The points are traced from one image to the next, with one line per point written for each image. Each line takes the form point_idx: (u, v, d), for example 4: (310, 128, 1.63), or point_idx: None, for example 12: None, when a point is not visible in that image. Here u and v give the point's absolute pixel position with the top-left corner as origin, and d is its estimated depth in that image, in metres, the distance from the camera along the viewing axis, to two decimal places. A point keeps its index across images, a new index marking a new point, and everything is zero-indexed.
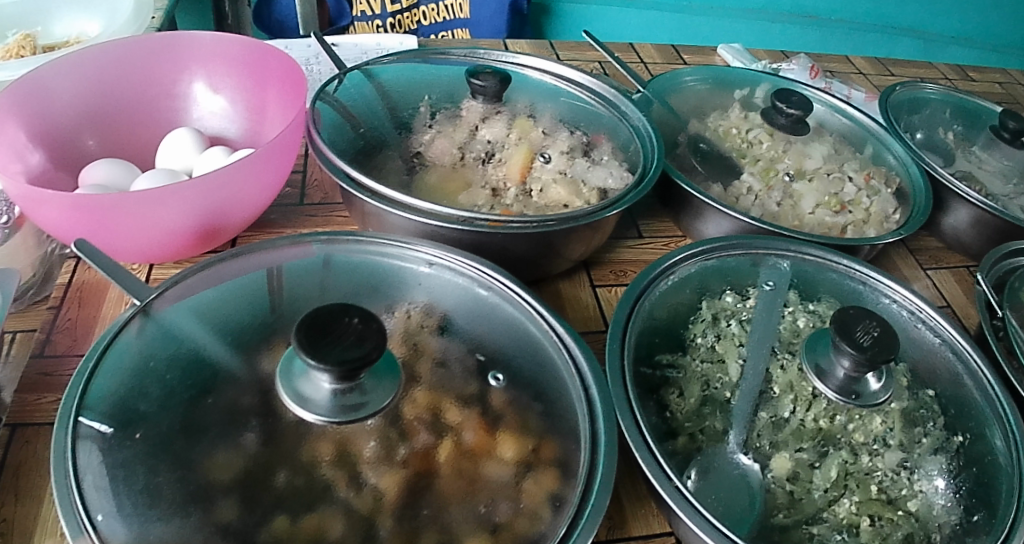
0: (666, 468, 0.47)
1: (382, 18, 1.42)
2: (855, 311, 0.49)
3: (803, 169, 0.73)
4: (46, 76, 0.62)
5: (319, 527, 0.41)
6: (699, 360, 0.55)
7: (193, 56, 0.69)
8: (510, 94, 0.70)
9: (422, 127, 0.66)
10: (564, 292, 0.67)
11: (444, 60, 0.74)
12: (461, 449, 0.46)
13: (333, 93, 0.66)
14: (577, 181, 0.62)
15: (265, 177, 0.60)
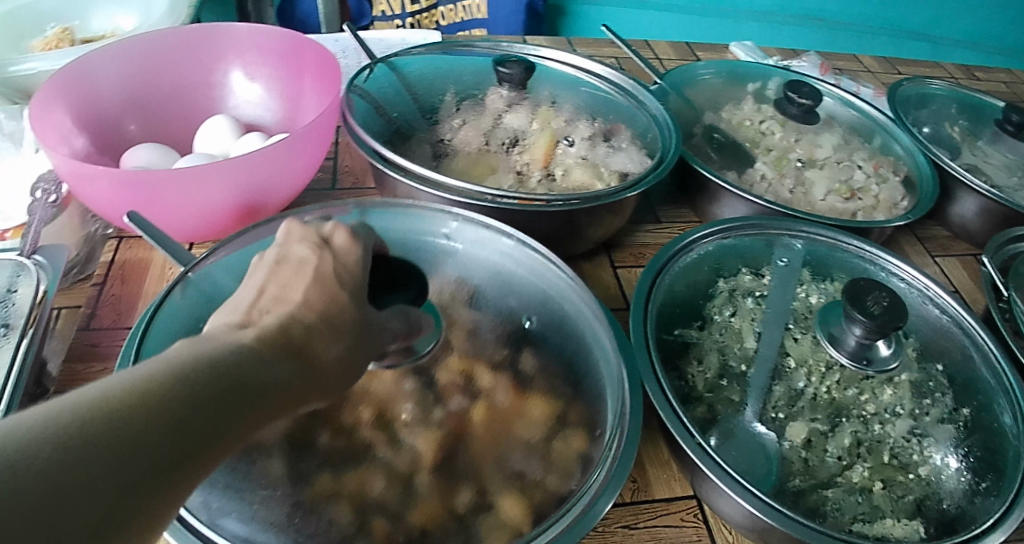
0: (688, 426, 0.50)
1: (402, 19, 1.43)
2: (865, 283, 0.52)
3: (814, 158, 0.76)
4: (91, 64, 0.65)
5: (361, 481, 0.44)
6: (717, 334, 0.58)
7: (229, 47, 0.73)
8: (533, 84, 0.73)
9: (449, 114, 0.68)
10: (586, 272, 0.69)
11: (469, 51, 0.77)
12: (494, 412, 0.48)
13: (361, 85, 0.68)
14: (599, 165, 0.64)
15: (303, 159, 0.63)
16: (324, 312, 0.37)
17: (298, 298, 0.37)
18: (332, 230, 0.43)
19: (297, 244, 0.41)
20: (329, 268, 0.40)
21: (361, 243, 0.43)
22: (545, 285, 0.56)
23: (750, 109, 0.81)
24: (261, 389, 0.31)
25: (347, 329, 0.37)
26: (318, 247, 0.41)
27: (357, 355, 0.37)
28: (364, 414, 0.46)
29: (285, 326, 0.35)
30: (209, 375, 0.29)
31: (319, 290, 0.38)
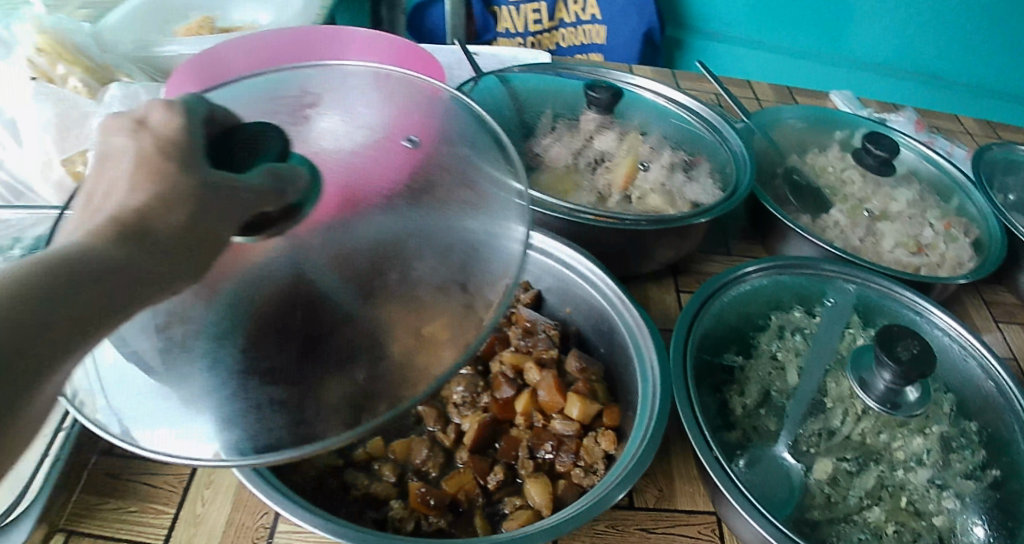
0: (710, 441, 0.50)
1: (524, 38, 1.27)
2: (899, 329, 0.53)
3: (888, 211, 0.70)
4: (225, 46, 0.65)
5: (407, 448, 0.53)
6: (761, 366, 0.60)
7: (344, 50, 0.71)
8: (623, 111, 0.66)
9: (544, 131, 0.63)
10: (648, 294, 0.64)
11: (568, 74, 0.69)
12: (535, 403, 0.55)
13: (467, 94, 0.63)
14: (674, 193, 0.59)
15: None
16: (155, 188, 0.28)
17: (124, 183, 0.28)
18: (150, 108, 0.32)
19: (111, 132, 0.30)
20: (148, 146, 0.30)
21: (188, 110, 0.33)
22: (605, 301, 0.56)
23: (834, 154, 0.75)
24: (95, 279, 0.24)
25: (181, 194, 0.28)
26: (132, 129, 0.30)
27: (206, 217, 0.29)
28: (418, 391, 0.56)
29: (117, 212, 0.27)
30: (33, 280, 0.23)
31: (142, 166, 0.28)
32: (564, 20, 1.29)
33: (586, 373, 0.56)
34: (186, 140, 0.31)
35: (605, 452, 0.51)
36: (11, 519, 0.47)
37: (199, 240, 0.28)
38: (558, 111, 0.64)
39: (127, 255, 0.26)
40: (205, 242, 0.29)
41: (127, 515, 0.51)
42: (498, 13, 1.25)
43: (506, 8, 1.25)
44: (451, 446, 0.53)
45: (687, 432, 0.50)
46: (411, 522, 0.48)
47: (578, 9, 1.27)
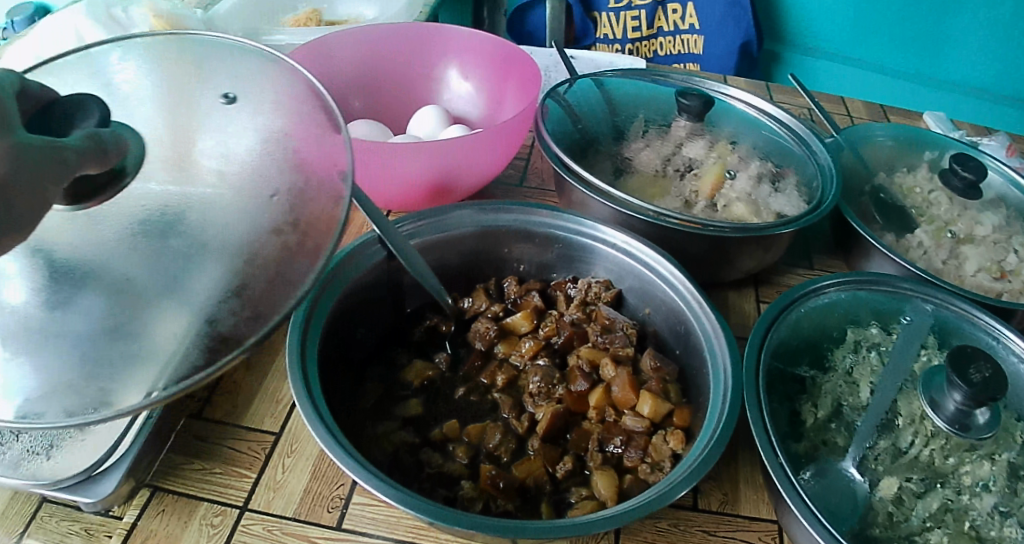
0: (775, 445, 0.50)
1: (621, 45, 1.33)
2: (972, 350, 0.52)
3: (974, 235, 0.68)
4: (333, 38, 0.66)
5: (481, 432, 0.54)
6: (835, 380, 0.60)
7: (447, 45, 0.70)
8: (713, 120, 0.69)
9: (636, 135, 0.66)
10: (729, 300, 0.65)
11: (663, 81, 0.72)
12: (608, 397, 0.56)
13: (563, 94, 0.68)
14: (759, 202, 0.62)
15: (498, 152, 0.62)
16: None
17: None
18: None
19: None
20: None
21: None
22: (682, 303, 0.57)
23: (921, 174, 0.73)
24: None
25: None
26: None
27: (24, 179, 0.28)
28: (497, 379, 0.58)
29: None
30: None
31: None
32: (662, 29, 1.33)
33: (660, 372, 0.57)
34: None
35: (672, 450, 0.52)
36: (104, 469, 0.50)
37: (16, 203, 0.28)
38: (650, 117, 0.68)
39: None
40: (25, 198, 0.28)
41: (212, 475, 0.54)
42: (598, 19, 1.32)
43: (606, 14, 1.31)
44: (523, 434, 0.55)
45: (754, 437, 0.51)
46: (480, 503, 0.50)
47: (677, 19, 1.31)
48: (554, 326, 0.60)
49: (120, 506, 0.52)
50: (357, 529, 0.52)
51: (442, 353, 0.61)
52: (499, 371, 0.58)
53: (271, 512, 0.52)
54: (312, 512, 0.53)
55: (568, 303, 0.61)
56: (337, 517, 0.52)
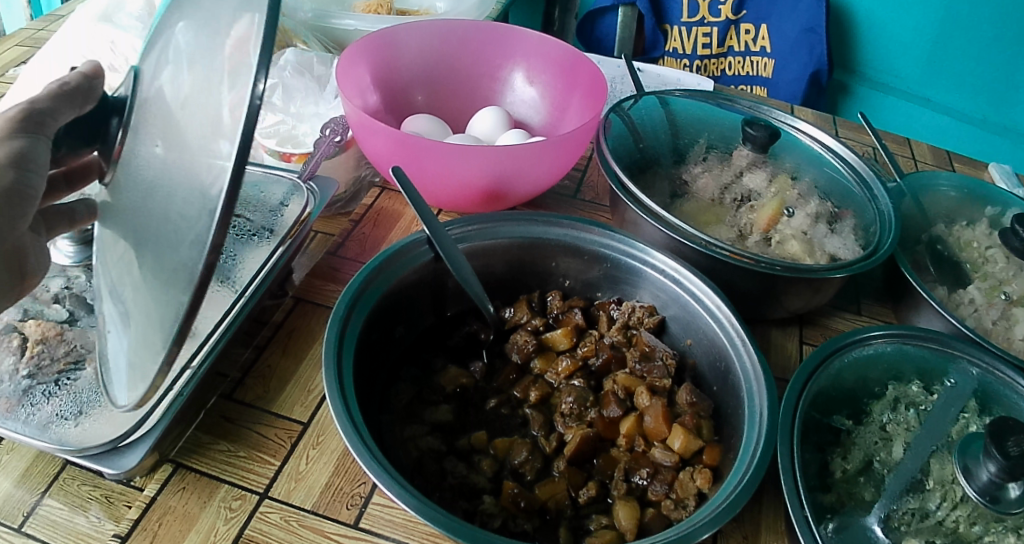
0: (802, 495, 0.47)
1: (690, 60, 1.32)
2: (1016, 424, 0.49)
3: None
4: (401, 30, 0.64)
5: (508, 447, 0.53)
6: (868, 434, 0.58)
7: (515, 47, 0.68)
8: (775, 151, 0.67)
9: (696, 158, 0.65)
10: (772, 338, 0.64)
11: (729, 104, 0.70)
12: (640, 427, 0.55)
13: (626, 110, 0.67)
14: (813, 243, 0.60)
15: (554, 163, 0.61)
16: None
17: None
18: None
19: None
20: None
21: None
22: (727, 341, 0.56)
23: (982, 229, 0.70)
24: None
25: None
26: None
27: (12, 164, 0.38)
28: (530, 395, 0.57)
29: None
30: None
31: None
32: (733, 49, 1.32)
33: (696, 408, 0.56)
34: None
35: (698, 489, 0.51)
36: (128, 443, 0.48)
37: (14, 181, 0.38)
38: (711, 142, 0.66)
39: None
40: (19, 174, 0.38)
41: (235, 459, 0.54)
42: (668, 32, 1.29)
43: (678, 28, 1.29)
44: (550, 453, 0.54)
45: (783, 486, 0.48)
46: (500, 520, 0.49)
47: (749, 40, 1.30)
48: (593, 347, 0.59)
49: (142, 478, 0.51)
50: (374, 530, 0.51)
51: (479, 361, 0.59)
52: (533, 386, 0.57)
53: (290, 502, 0.52)
54: (331, 507, 0.52)
55: (611, 325, 0.60)
56: (355, 515, 0.52)
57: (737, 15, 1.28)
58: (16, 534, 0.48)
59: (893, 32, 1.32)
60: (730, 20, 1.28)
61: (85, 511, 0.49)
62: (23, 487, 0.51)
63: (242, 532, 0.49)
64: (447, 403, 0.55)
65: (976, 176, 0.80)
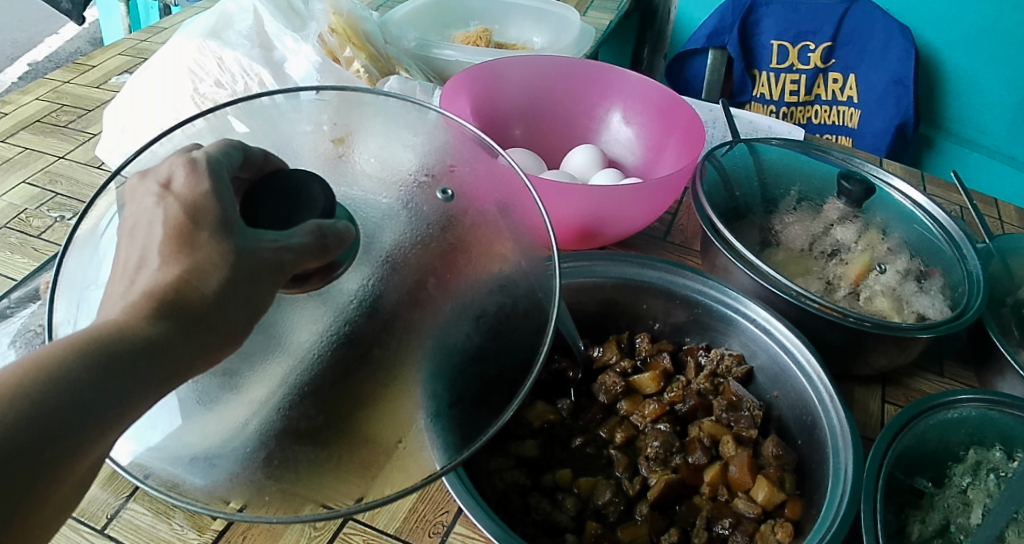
0: None
1: (777, 106, 1.34)
2: None
3: None
4: (503, 66, 0.67)
5: (592, 486, 0.54)
6: (947, 497, 0.57)
7: (614, 89, 0.70)
8: (866, 207, 0.67)
9: (787, 208, 0.66)
10: (854, 394, 0.63)
11: (823, 156, 0.71)
12: (724, 476, 0.55)
13: (719, 156, 0.68)
14: (903, 301, 0.60)
15: (647, 207, 0.62)
16: (188, 264, 0.30)
17: (157, 259, 0.31)
18: (173, 168, 0.34)
19: (140, 199, 0.34)
20: (175, 212, 0.32)
21: (213, 171, 0.34)
22: (815, 396, 0.56)
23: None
24: (139, 359, 0.28)
25: (218, 261, 0.30)
26: (160, 195, 0.33)
27: (238, 298, 0.31)
28: (616, 435, 0.58)
29: (153, 288, 0.30)
30: (75, 366, 0.27)
31: (171, 238, 0.31)
32: (820, 97, 1.34)
33: (781, 460, 0.56)
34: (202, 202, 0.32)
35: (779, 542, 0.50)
36: None
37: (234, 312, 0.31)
38: (804, 193, 0.67)
39: (165, 334, 0.29)
40: (238, 311, 0.31)
41: None
42: (757, 77, 1.32)
43: (767, 73, 1.31)
44: (633, 497, 0.54)
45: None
46: None
47: (837, 89, 1.31)
48: (680, 393, 0.60)
49: None
50: None
51: (567, 399, 0.61)
52: (619, 427, 0.59)
53: (373, 526, 0.53)
54: (412, 534, 0.53)
55: (698, 371, 0.61)
56: None
57: (825, 63, 1.30)
58: (99, 535, 0.50)
59: (979, 87, 1.31)
60: (819, 68, 1.30)
61: (169, 519, 0.52)
62: (107, 490, 0.53)
63: None
64: (532, 438, 0.57)
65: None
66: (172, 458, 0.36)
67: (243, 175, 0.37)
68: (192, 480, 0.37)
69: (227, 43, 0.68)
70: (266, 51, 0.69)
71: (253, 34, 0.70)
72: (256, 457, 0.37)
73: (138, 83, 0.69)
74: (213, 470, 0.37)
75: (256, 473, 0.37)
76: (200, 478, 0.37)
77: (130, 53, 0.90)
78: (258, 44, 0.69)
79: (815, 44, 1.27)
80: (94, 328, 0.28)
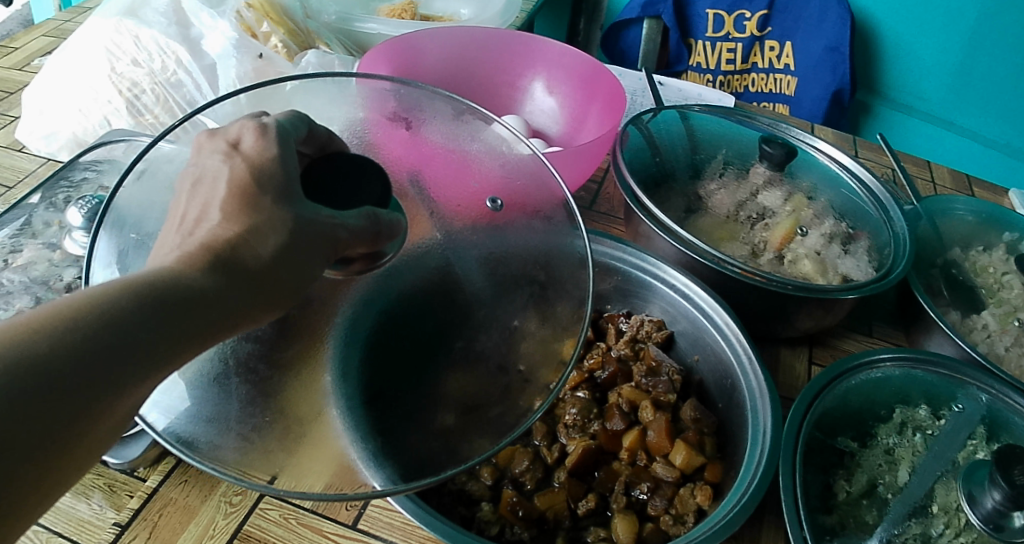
0: (802, 519, 0.46)
1: (714, 75, 1.34)
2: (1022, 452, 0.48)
3: None
4: (423, 37, 0.66)
5: (512, 455, 0.54)
6: (874, 457, 0.57)
7: (538, 60, 0.70)
8: (793, 170, 0.66)
9: (712, 174, 0.65)
10: (781, 357, 0.63)
11: (749, 122, 0.70)
12: (642, 441, 0.55)
13: (645, 122, 0.67)
14: (826, 263, 0.59)
15: (575, 174, 0.63)
16: (248, 222, 0.33)
17: (218, 213, 0.34)
18: (243, 130, 0.37)
19: (208, 155, 0.36)
20: (241, 171, 0.35)
21: (281, 138, 0.37)
22: (734, 358, 0.56)
23: (998, 255, 0.69)
24: (188, 304, 0.30)
25: (276, 224, 0.33)
26: (226, 152, 0.36)
27: (288, 264, 0.33)
28: None
29: (211, 242, 0.32)
30: (127, 303, 0.28)
31: (234, 197, 0.34)
32: (758, 65, 1.34)
33: (699, 424, 0.56)
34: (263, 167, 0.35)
35: (698, 505, 0.51)
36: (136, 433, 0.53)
37: (283, 276, 0.33)
38: (729, 158, 0.66)
39: (214, 285, 0.31)
40: (288, 276, 0.34)
41: None
42: (693, 46, 1.32)
43: (702, 42, 1.31)
44: (552, 464, 0.55)
45: (783, 513, 0.47)
46: (497, 528, 0.50)
47: (773, 56, 1.31)
48: (600, 360, 0.60)
49: (146, 469, 0.54)
50: (371, 532, 0.53)
51: None
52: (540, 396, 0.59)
53: (290, 501, 0.54)
54: (330, 507, 0.54)
55: (619, 338, 0.61)
56: (354, 517, 0.54)
57: (761, 32, 1.29)
58: None
59: (918, 52, 1.31)
60: (754, 36, 1.29)
61: (88, 498, 0.51)
62: None
63: (242, 527, 0.51)
64: None
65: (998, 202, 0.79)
66: (173, 411, 0.38)
67: (306, 149, 0.41)
68: (169, 433, 0.37)
69: (143, 21, 0.68)
70: (184, 28, 0.70)
71: (170, 11, 0.69)
72: (267, 424, 0.38)
73: (56, 64, 0.69)
74: (199, 428, 0.38)
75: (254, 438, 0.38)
76: (179, 433, 0.37)
77: (55, 34, 0.89)
78: (175, 22, 0.69)
79: (750, 13, 1.27)
80: (147, 274, 0.30)
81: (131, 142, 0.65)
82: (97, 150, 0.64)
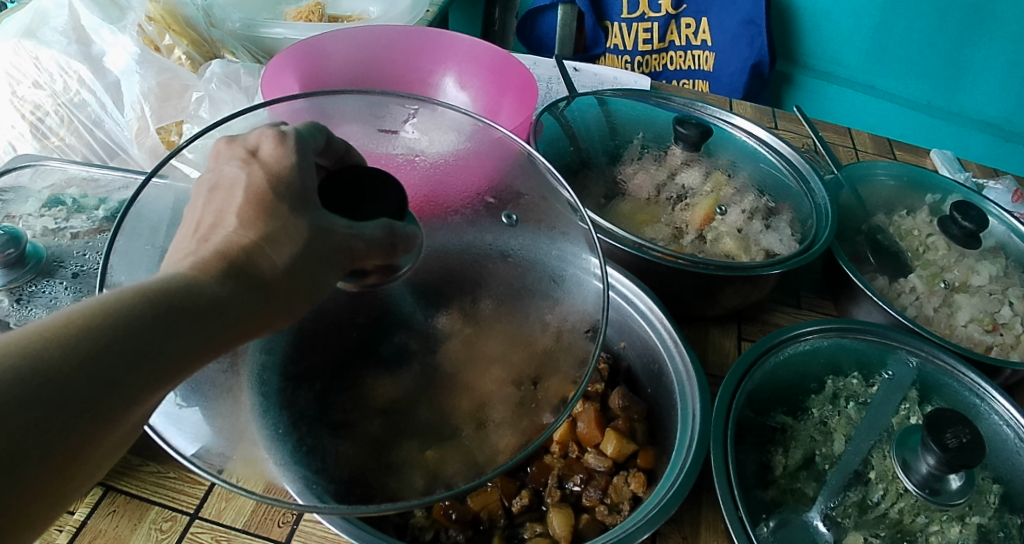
0: (738, 500, 0.47)
1: (632, 56, 1.33)
2: (951, 413, 0.48)
3: (967, 284, 0.65)
4: (328, 40, 0.68)
5: None
6: (811, 428, 0.56)
7: (448, 56, 0.72)
8: (710, 148, 0.67)
9: (629, 158, 0.65)
10: (710, 337, 0.64)
11: (664, 104, 0.71)
12: (573, 432, 0.56)
13: (561, 109, 0.67)
14: (748, 239, 0.59)
15: None
16: (264, 229, 0.33)
17: (234, 219, 0.33)
18: (262, 138, 0.37)
19: (226, 162, 0.36)
20: (259, 180, 0.34)
21: (300, 147, 0.36)
22: (659, 343, 0.57)
23: (922, 217, 0.70)
24: (201, 312, 0.30)
25: (292, 233, 0.33)
26: (245, 159, 0.36)
27: (306, 271, 0.33)
28: None
29: (225, 248, 0.32)
30: (142, 311, 0.29)
31: (252, 204, 0.34)
32: (674, 43, 1.33)
33: (628, 411, 0.56)
34: (288, 176, 0.35)
35: (632, 493, 0.51)
36: None
37: (300, 283, 0.33)
38: (646, 141, 0.66)
39: (230, 294, 0.31)
40: (304, 282, 0.33)
41: (165, 480, 0.54)
42: (609, 29, 1.31)
43: (617, 25, 1.31)
44: None
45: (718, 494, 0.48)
46: (431, 533, 0.49)
47: (690, 34, 1.32)
48: None
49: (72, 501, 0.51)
50: None
51: None
52: None
53: (221, 522, 0.52)
54: (262, 525, 0.52)
55: None
56: (287, 533, 0.52)
57: (675, 10, 1.29)
58: None
59: (834, 20, 1.32)
60: (670, 15, 1.29)
61: None
62: None
63: None
64: None
65: (919, 163, 0.81)
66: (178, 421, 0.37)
67: (324, 161, 0.40)
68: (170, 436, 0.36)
69: (42, 41, 0.67)
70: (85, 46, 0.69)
71: (69, 28, 0.68)
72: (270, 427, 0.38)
73: None
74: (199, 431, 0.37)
75: (265, 439, 0.37)
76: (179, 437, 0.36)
77: None
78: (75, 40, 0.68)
79: None
80: (161, 280, 0.30)
81: (36, 167, 0.64)
82: (3, 178, 0.62)
